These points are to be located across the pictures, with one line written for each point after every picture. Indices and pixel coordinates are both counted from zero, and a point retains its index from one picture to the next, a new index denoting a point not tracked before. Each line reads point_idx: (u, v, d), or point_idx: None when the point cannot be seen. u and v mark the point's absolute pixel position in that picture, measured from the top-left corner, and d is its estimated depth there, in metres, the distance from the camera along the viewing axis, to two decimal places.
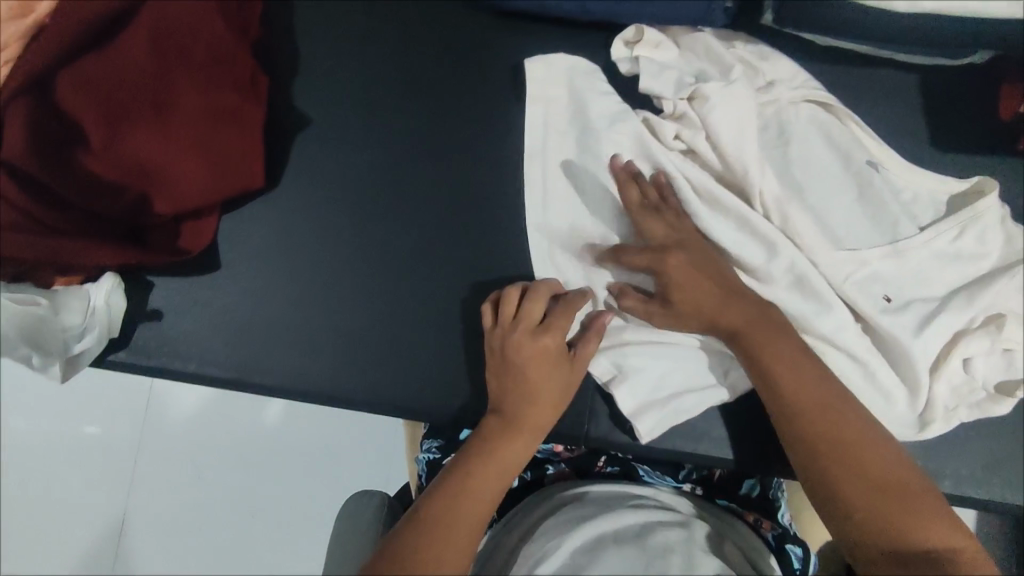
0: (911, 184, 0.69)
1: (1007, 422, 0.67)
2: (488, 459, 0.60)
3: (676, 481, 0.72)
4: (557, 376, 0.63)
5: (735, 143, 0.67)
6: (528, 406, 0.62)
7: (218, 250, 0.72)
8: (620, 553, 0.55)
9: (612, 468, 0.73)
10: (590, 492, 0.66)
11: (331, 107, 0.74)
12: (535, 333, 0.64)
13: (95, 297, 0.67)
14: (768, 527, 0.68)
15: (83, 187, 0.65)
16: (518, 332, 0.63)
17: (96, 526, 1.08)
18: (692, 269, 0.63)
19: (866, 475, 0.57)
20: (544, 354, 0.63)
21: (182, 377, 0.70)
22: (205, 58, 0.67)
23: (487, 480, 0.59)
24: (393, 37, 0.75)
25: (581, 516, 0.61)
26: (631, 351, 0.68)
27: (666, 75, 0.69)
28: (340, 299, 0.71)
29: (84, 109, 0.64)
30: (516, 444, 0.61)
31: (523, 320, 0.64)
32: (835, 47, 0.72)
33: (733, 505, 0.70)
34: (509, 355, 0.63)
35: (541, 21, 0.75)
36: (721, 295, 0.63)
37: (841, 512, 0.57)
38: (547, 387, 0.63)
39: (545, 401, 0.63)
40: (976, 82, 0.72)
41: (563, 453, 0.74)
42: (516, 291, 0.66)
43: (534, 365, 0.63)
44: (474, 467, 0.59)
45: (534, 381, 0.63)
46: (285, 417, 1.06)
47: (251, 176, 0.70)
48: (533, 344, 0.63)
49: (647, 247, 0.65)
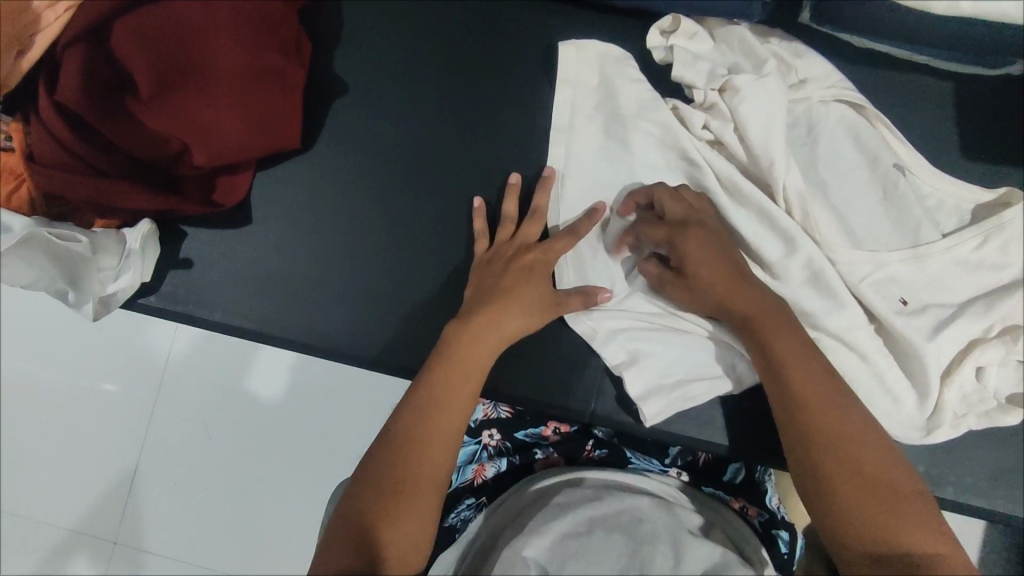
0: (937, 190, 0.69)
1: (1016, 434, 0.67)
2: (449, 385, 0.62)
3: (664, 466, 0.74)
4: (542, 284, 0.67)
5: (762, 136, 0.67)
6: (492, 319, 0.64)
7: (251, 206, 0.75)
8: (609, 538, 0.57)
9: (602, 451, 0.74)
10: (581, 473, 0.68)
11: (367, 77, 0.76)
12: (527, 250, 0.68)
13: (131, 241, 0.69)
14: (754, 513, 0.71)
15: (126, 132, 0.68)
16: (512, 248, 0.69)
17: (110, 476, 1.11)
18: (698, 252, 0.63)
19: (856, 469, 0.57)
20: (533, 269, 0.67)
21: (208, 324, 0.74)
22: (252, 15, 0.69)
23: (447, 408, 0.61)
24: (432, 12, 0.76)
25: (576, 498, 0.63)
26: (643, 335, 0.69)
27: (698, 65, 0.70)
28: (363, 263, 0.73)
29: (137, 58, 0.67)
30: (473, 359, 0.63)
31: (534, 225, 0.70)
32: (872, 49, 0.72)
33: (719, 493, 0.72)
34: (499, 267, 0.68)
35: (578, 7, 0.76)
36: (734, 278, 0.63)
37: (829, 510, 0.57)
38: (524, 290, 0.66)
39: (509, 313, 0.65)
40: (1011, 93, 0.71)
41: (552, 436, 0.75)
42: (513, 202, 0.71)
43: (516, 272, 0.67)
44: (438, 391, 0.62)
45: (511, 289, 0.66)
46: (297, 383, 1.08)
47: (287, 134, 0.72)
48: (521, 259, 0.68)
49: (668, 222, 0.65)
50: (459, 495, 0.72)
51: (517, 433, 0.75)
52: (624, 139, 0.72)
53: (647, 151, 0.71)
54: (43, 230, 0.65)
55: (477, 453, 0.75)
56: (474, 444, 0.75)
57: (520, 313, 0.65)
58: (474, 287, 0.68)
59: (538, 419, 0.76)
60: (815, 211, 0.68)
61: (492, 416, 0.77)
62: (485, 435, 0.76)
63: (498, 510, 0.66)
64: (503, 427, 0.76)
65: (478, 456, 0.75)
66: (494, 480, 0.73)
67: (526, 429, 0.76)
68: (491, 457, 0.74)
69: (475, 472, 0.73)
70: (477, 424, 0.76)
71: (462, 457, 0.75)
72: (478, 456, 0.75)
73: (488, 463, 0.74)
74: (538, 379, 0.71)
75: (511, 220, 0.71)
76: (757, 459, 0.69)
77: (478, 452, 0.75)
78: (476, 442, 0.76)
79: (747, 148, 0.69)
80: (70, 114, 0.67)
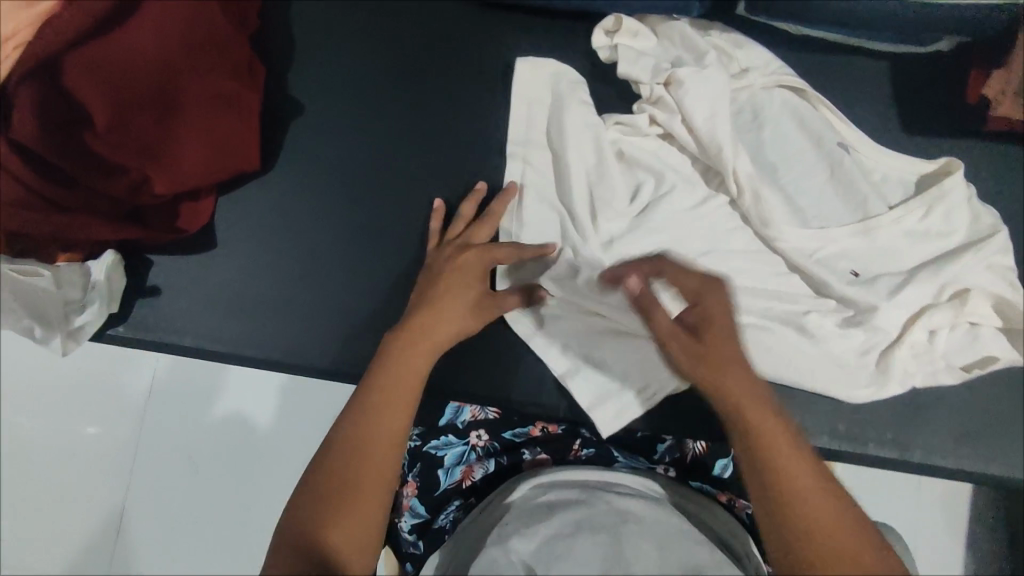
0: (879, 164, 0.71)
1: (977, 394, 0.69)
2: (393, 382, 0.62)
3: (651, 463, 0.74)
4: (479, 288, 0.68)
5: (708, 125, 0.69)
6: (430, 322, 0.65)
7: (216, 229, 0.75)
8: (593, 539, 0.56)
9: (589, 451, 0.73)
10: (566, 474, 0.68)
11: (324, 95, 0.77)
12: (468, 249, 0.69)
13: (95, 273, 0.70)
14: (742, 507, 0.73)
15: (85, 165, 0.68)
16: (455, 249, 0.70)
17: (96, 516, 1.10)
18: (722, 317, 0.63)
19: (821, 512, 0.53)
20: (472, 273, 0.68)
21: (179, 349, 0.74)
22: (205, 44, 0.70)
23: (392, 409, 0.61)
24: (383, 29, 0.78)
25: (562, 501, 0.62)
26: (586, 344, 0.72)
27: (644, 61, 0.72)
28: (331, 277, 0.74)
29: (91, 93, 0.67)
30: (417, 359, 0.63)
31: (481, 227, 0.71)
32: (809, 34, 0.75)
33: (707, 487, 0.73)
34: (437, 267, 0.69)
35: (526, 13, 0.78)
36: (739, 348, 0.62)
37: (778, 514, 0.54)
38: (460, 297, 0.67)
39: (442, 316, 0.66)
40: (944, 67, 0.74)
41: (540, 436, 0.75)
42: (471, 203, 0.73)
43: (454, 275, 0.68)
44: (379, 393, 0.61)
45: (447, 293, 0.67)
46: (283, 408, 1.08)
47: (247, 158, 0.73)
48: (459, 260, 0.69)
49: (693, 283, 0.65)
50: (447, 497, 0.72)
51: (505, 433, 0.75)
52: (575, 136, 0.73)
53: (599, 146, 0.73)
54: (5, 267, 0.67)
55: (465, 454, 0.74)
56: (462, 445, 0.75)
57: (458, 316, 0.66)
58: (420, 287, 0.69)
59: (526, 419, 0.76)
60: (766, 193, 0.69)
61: (480, 417, 0.76)
62: (473, 436, 0.75)
63: (481, 513, 0.66)
64: (491, 428, 0.76)
65: (467, 457, 0.74)
66: (483, 481, 0.72)
67: (514, 429, 0.76)
68: (480, 458, 0.74)
69: (464, 473, 0.73)
70: (465, 425, 0.76)
71: (451, 458, 0.74)
72: (467, 457, 0.74)
73: (476, 463, 0.74)
74: (508, 381, 0.72)
75: (463, 220, 0.72)
76: None
77: (467, 452, 0.74)
78: (464, 443, 0.75)
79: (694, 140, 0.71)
80: (26, 151, 0.67)
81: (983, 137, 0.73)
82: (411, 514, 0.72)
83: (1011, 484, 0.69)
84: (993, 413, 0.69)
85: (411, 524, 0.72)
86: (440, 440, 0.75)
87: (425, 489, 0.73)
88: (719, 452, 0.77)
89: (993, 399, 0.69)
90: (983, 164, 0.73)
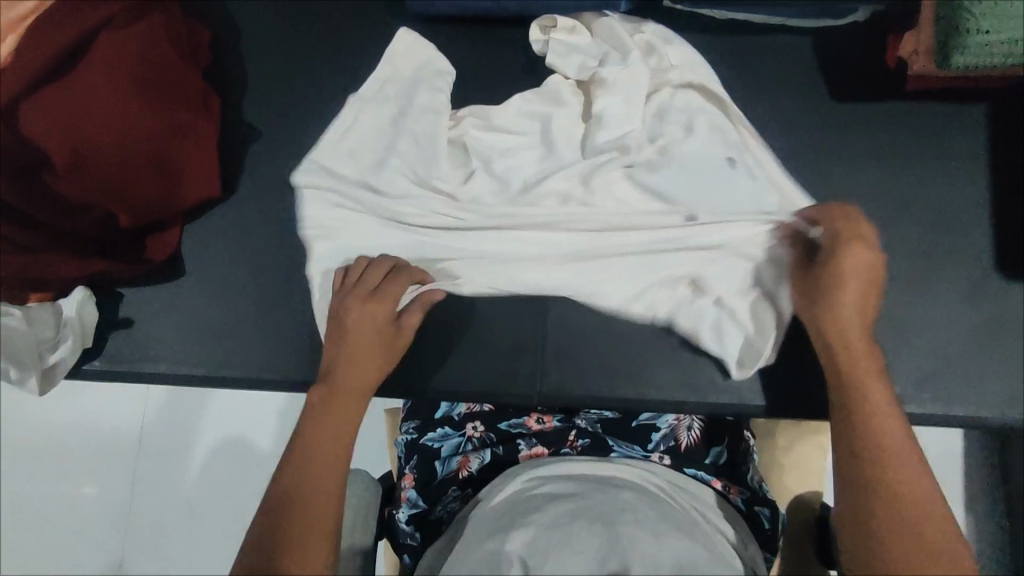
0: (757, 151, 0.73)
1: (933, 337, 0.72)
2: (322, 428, 0.60)
3: (646, 451, 0.67)
4: (381, 332, 0.66)
5: (620, 126, 0.73)
6: (347, 374, 0.64)
7: (183, 257, 0.77)
8: (589, 529, 0.52)
9: (585, 441, 0.67)
10: (558, 468, 0.62)
11: (279, 118, 0.80)
12: (366, 300, 0.67)
13: (67, 309, 0.72)
14: (736, 492, 0.65)
15: (51, 205, 0.71)
16: (354, 296, 0.67)
17: (96, 574, 1.06)
18: (854, 268, 0.62)
19: (906, 504, 0.52)
20: (376, 324, 0.66)
21: (156, 378, 0.75)
22: (156, 80, 0.73)
23: (323, 458, 0.58)
24: (330, 50, 0.82)
25: (558, 492, 0.57)
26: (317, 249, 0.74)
27: (572, 57, 0.75)
28: (300, 292, 0.76)
29: (49, 136, 0.68)
30: (342, 408, 0.62)
31: (376, 277, 0.69)
32: (734, 18, 0.79)
33: (702, 474, 0.65)
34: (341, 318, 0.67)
35: (466, 24, 0.82)
36: (862, 307, 0.62)
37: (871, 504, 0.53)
38: (365, 342, 0.65)
39: (357, 365, 0.64)
40: (864, 35, 0.78)
41: (536, 427, 0.71)
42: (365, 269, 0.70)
43: (360, 327, 0.66)
44: (309, 438, 0.59)
45: (354, 340, 0.66)
46: (277, 441, 1.05)
47: (206, 185, 0.76)
48: (363, 310, 0.66)
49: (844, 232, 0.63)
50: (443, 487, 0.67)
51: (500, 424, 0.71)
52: (480, 137, 0.76)
53: (541, 142, 0.76)
54: None
55: (462, 445, 0.71)
56: (459, 436, 0.71)
57: (368, 367, 0.65)
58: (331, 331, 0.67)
59: (521, 410, 0.73)
60: (662, 189, 0.74)
61: (476, 409, 0.74)
62: (469, 427, 0.72)
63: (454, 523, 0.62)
64: (487, 419, 0.73)
65: (463, 448, 0.70)
66: (480, 472, 0.67)
67: (510, 420, 0.72)
68: (476, 449, 0.69)
69: (460, 463, 0.68)
70: (460, 417, 0.73)
71: (447, 450, 0.71)
72: (463, 448, 0.70)
73: (473, 454, 0.69)
74: (463, 373, 0.74)
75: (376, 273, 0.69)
76: (707, 411, 0.72)
77: (463, 444, 0.71)
78: (460, 434, 0.72)
79: (596, 125, 0.74)
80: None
81: (906, 98, 0.77)
82: (409, 505, 0.67)
83: (984, 421, 0.70)
84: (949, 354, 0.71)
85: (409, 514, 0.67)
86: (436, 432, 0.72)
87: (423, 481, 0.69)
88: (714, 439, 0.70)
89: (948, 341, 0.72)
90: (911, 120, 0.76)
